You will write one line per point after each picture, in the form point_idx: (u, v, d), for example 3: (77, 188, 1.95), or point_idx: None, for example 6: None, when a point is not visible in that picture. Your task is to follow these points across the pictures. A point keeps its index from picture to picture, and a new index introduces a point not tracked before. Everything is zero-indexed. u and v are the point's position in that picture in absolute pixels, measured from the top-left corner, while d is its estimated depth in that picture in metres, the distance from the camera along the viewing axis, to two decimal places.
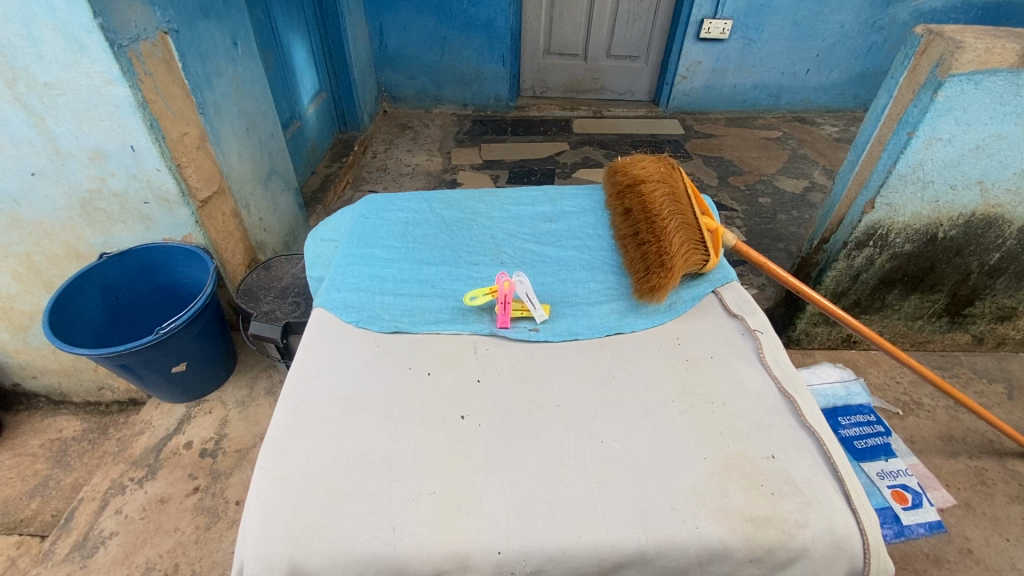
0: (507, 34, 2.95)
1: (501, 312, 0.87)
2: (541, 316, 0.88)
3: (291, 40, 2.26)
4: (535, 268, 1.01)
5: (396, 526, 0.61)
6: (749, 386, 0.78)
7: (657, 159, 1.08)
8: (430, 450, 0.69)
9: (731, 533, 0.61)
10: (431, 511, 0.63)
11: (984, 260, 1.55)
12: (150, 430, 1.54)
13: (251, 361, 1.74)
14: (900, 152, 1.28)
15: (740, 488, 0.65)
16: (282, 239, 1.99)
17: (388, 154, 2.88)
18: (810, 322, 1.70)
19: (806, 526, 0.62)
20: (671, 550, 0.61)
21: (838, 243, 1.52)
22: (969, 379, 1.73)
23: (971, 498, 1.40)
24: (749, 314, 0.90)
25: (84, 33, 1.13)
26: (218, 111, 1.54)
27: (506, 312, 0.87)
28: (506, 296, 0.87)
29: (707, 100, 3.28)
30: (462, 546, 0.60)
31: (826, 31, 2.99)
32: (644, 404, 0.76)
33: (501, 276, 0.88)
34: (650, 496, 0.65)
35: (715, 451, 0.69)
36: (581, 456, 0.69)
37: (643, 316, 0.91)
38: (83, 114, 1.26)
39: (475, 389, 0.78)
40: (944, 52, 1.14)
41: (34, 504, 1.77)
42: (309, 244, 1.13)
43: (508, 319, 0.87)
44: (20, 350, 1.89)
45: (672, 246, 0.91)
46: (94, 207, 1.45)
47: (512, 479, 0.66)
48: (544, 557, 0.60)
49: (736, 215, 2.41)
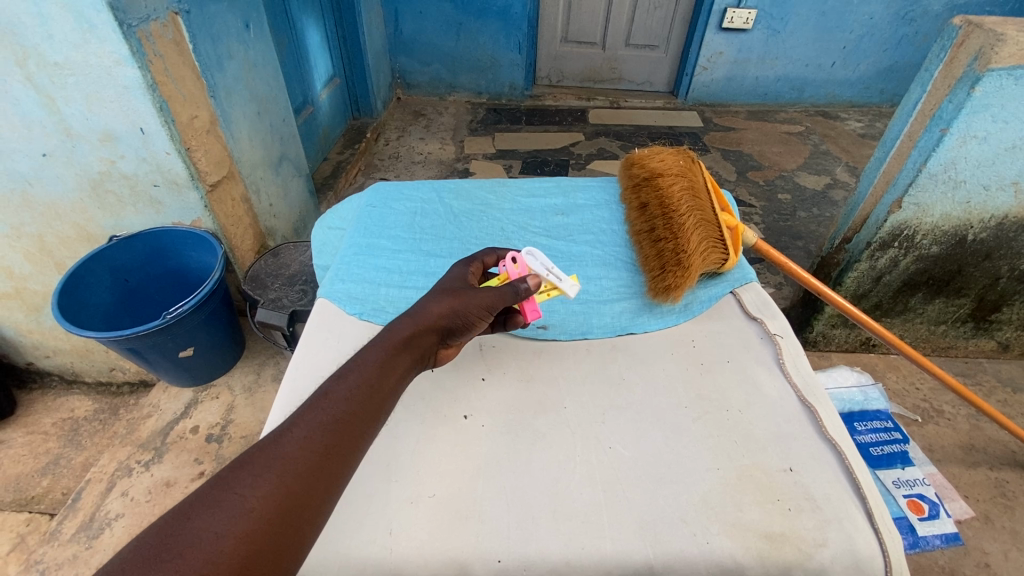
0: (524, 21, 2.88)
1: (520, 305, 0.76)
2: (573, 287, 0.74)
3: (304, 23, 2.23)
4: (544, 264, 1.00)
5: (394, 530, 0.60)
6: (766, 394, 0.75)
7: (676, 152, 1.03)
8: (430, 450, 0.68)
9: (745, 551, 0.58)
10: (430, 514, 0.61)
11: (1015, 265, 1.49)
12: (158, 414, 1.54)
13: (259, 347, 1.73)
14: (932, 150, 1.22)
15: (754, 501, 0.62)
16: (292, 225, 1.98)
17: (401, 141, 2.85)
18: (828, 323, 1.65)
19: (824, 545, 0.59)
20: (680, 566, 0.57)
21: (860, 244, 1.46)
22: (992, 387, 1.68)
23: (991, 511, 1.35)
24: (769, 317, 0.87)
25: (94, 12, 1.11)
26: (229, 94, 1.52)
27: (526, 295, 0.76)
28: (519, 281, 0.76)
29: (727, 93, 3.21)
30: (461, 554, 0.58)
31: (854, 22, 2.89)
32: (656, 409, 0.73)
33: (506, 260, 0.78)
34: (660, 507, 0.62)
35: (729, 462, 0.67)
36: (587, 462, 0.66)
37: (656, 316, 0.88)
38: (93, 94, 1.25)
39: (479, 388, 0.76)
40: (984, 45, 1.07)
41: (45, 482, 1.80)
42: (316, 232, 1.11)
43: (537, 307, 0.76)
44: (34, 329, 1.90)
45: (690, 243, 0.86)
46: (104, 189, 1.44)
47: (514, 484, 0.64)
48: (545, 568, 0.57)
49: (753, 211, 2.35)
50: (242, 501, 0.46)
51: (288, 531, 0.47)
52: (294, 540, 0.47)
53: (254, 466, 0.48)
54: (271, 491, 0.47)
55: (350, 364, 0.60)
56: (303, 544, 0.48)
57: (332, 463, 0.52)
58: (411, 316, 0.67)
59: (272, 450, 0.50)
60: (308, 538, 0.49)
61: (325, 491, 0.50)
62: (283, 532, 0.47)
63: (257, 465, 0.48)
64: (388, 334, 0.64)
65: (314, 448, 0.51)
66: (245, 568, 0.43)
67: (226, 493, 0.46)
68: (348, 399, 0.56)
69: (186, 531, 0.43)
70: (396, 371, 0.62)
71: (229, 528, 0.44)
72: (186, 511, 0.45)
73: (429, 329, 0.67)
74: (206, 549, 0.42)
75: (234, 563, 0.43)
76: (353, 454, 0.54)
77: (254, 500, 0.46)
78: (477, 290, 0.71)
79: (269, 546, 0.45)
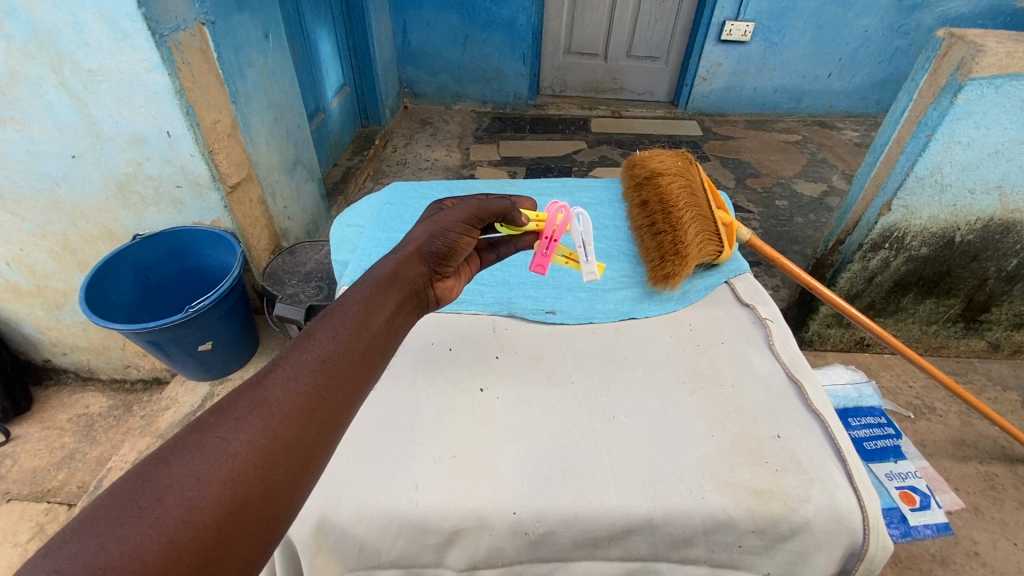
0: (528, 33, 2.98)
1: (538, 254, 0.87)
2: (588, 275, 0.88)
3: (318, 33, 2.32)
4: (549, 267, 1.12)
5: (418, 486, 0.72)
6: (758, 371, 0.90)
7: (674, 153, 1.12)
8: (454, 417, 0.82)
9: (736, 505, 0.71)
10: (451, 472, 0.74)
11: (1002, 266, 1.55)
12: (175, 406, 1.60)
13: (272, 343, 1.79)
14: (919, 154, 1.28)
15: (746, 464, 0.76)
16: (305, 227, 2.05)
17: (409, 147, 2.93)
18: (823, 323, 1.71)
19: (808, 501, 0.72)
20: (677, 519, 0.71)
21: (853, 245, 1.52)
22: (983, 386, 1.73)
23: (980, 502, 1.40)
24: (760, 304, 1.02)
25: (128, 21, 1.17)
26: (249, 100, 1.59)
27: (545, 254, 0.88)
28: (551, 234, 0.87)
29: (726, 102, 3.29)
30: (479, 508, 0.71)
31: (849, 35, 2.98)
32: (657, 384, 0.88)
33: (552, 208, 0.86)
34: (661, 468, 0.75)
35: (725, 430, 0.80)
36: (594, 430, 0.80)
37: (656, 302, 1.03)
38: (123, 98, 1.30)
39: (494, 366, 0.91)
40: (965, 55, 1.14)
41: (61, 475, 1.83)
42: (336, 229, 1.19)
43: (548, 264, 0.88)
44: (53, 327, 1.93)
45: (687, 235, 0.97)
46: (129, 190, 1.50)
47: (523, 447, 0.78)
48: (557, 519, 0.70)
49: (752, 216, 2.42)
50: (227, 444, 0.46)
51: (276, 475, 0.48)
52: (284, 485, 0.48)
53: (237, 412, 0.48)
54: (255, 436, 0.47)
55: (334, 310, 0.61)
56: (296, 489, 0.49)
57: (320, 405, 0.52)
58: (391, 256, 0.72)
59: (256, 395, 0.50)
60: (300, 483, 0.50)
61: (314, 436, 0.51)
62: (271, 476, 0.47)
63: (241, 411, 0.49)
64: (372, 278, 0.67)
65: (299, 395, 0.51)
66: (232, 511, 0.44)
67: (208, 439, 0.46)
68: (334, 346, 0.57)
69: (165, 478, 0.43)
70: (383, 313, 0.63)
71: (212, 473, 0.44)
72: (167, 457, 0.45)
73: (414, 258, 0.73)
74: (188, 495, 0.43)
75: (219, 508, 0.43)
76: (342, 400, 0.55)
77: (238, 444, 0.46)
78: (444, 214, 0.80)
79: (256, 490, 0.46)
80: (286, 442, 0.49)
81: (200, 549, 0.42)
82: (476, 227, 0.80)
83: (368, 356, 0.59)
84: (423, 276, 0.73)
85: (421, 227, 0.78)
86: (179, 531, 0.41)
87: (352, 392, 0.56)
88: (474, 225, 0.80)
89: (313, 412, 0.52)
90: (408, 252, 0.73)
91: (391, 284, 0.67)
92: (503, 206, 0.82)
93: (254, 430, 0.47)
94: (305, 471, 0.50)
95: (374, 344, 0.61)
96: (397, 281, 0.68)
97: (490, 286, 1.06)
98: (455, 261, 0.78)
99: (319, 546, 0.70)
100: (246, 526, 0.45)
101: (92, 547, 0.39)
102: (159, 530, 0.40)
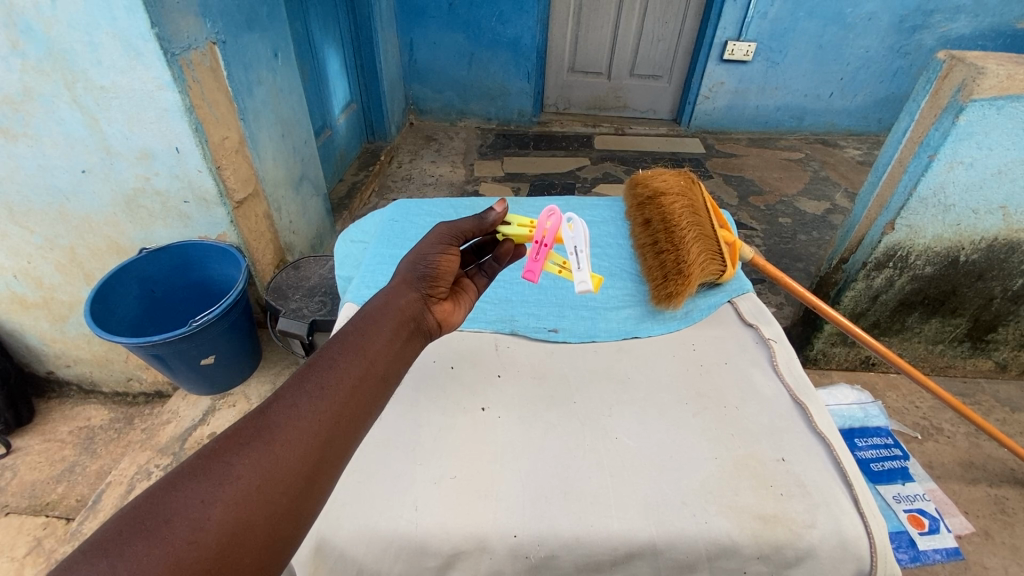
0: (532, 52, 3.02)
1: (528, 259, 0.82)
2: (579, 284, 0.81)
3: (326, 50, 2.36)
4: (549, 286, 1.12)
5: (418, 506, 0.72)
6: (762, 393, 0.90)
7: (677, 172, 1.12)
8: (455, 434, 0.82)
9: (740, 530, 0.70)
10: (452, 489, 0.74)
11: (1007, 285, 1.54)
12: (177, 420, 1.59)
13: (275, 357, 1.79)
14: (921, 174, 1.28)
15: (751, 487, 0.75)
16: (310, 241, 2.06)
17: (413, 163, 2.96)
18: (828, 341, 1.70)
19: (813, 527, 0.71)
20: (680, 543, 0.70)
21: (857, 264, 1.52)
22: (991, 406, 1.72)
23: (991, 526, 1.37)
24: (763, 324, 1.02)
25: (141, 41, 1.19)
26: (257, 117, 1.61)
27: (539, 259, 0.81)
28: (541, 239, 0.82)
29: (729, 121, 3.32)
30: (480, 531, 0.70)
31: (851, 55, 3.01)
32: (661, 404, 0.88)
33: (544, 213, 0.82)
34: (662, 491, 0.74)
35: (730, 453, 0.80)
36: (597, 451, 0.80)
37: (660, 322, 1.04)
38: (134, 115, 1.32)
39: (495, 384, 0.91)
40: (966, 77, 1.15)
41: (60, 488, 1.82)
42: (341, 245, 1.20)
43: (539, 272, 0.81)
44: (57, 339, 1.94)
45: (689, 254, 0.97)
46: (137, 204, 1.51)
47: (524, 467, 0.77)
48: (558, 542, 0.69)
49: (755, 234, 2.42)
50: (230, 469, 0.47)
51: (279, 499, 0.48)
52: (287, 509, 0.49)
53: (244, 438, 0.49)
54: (259, 460, 0.48)
55: (335, 340, 0.61)
56: (298, 514, 0.49)
57: (325, 432, 0.53)
58: (382, 290, 0.71)
59: (261, 422, 0.51)
60: (302, 508, 0.50)
61: (316, 462, 0.51)
62: (273, 500, 0.48)
63: (246, 437, 0.50)
64: (368, 309, 0.67)
65: (303, 420, 0.52)
66: (237, 534, 0.45)
67: (215, 464, 0.47)
68: (336, 372, 0.57)
69: (172, 500, 0.44)
70: (383, 339, 0.64)
71: (216, 496, 0.45)
72: (176, 482, 0.46)
73: (405, 284, 0.72)
74: (193, 516, 0.43)
75: (224, 530, 0.44)
76: (345, 426, 0.55)
77: (244, 469, 0.47)
78: (421, 241, 0.78)
79: (259, 514, 0.46)
80: (289, 466, 0.50)
81: (205, 570, 0.42)
82: (455, 244, 0.78)
83: (370, 382, 0.59)
84: (417, 301, 0.71)
85: (408, 254, 0.77)
86: (186, 553, 0.42)
87: (355, 417, 0.56)
88: (451, 243, 0.77)
89: (313, 438, 0.52)
90: (396, 282, 0.72)
91: (387, 312, 0.67)
92: (475, 215, 0.80)
93: (258, 456, 0.48)
94: (306, 497, 0.50)
95: (377, 371, 0.61)
96: (389, 309, 0.67)
97: (493, 304, 1.07)
98: (446, 282, 0.76)
99: (317, 567, 0.70)
100: (246, 552, 0.45)
101: (101, 567, 0.39)
102: (162, 551, 0.41)
